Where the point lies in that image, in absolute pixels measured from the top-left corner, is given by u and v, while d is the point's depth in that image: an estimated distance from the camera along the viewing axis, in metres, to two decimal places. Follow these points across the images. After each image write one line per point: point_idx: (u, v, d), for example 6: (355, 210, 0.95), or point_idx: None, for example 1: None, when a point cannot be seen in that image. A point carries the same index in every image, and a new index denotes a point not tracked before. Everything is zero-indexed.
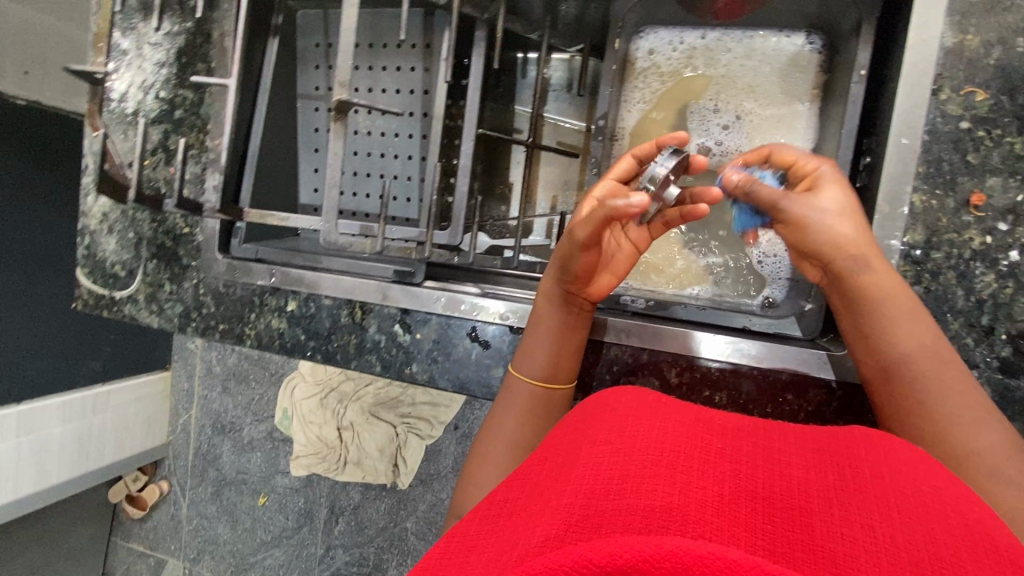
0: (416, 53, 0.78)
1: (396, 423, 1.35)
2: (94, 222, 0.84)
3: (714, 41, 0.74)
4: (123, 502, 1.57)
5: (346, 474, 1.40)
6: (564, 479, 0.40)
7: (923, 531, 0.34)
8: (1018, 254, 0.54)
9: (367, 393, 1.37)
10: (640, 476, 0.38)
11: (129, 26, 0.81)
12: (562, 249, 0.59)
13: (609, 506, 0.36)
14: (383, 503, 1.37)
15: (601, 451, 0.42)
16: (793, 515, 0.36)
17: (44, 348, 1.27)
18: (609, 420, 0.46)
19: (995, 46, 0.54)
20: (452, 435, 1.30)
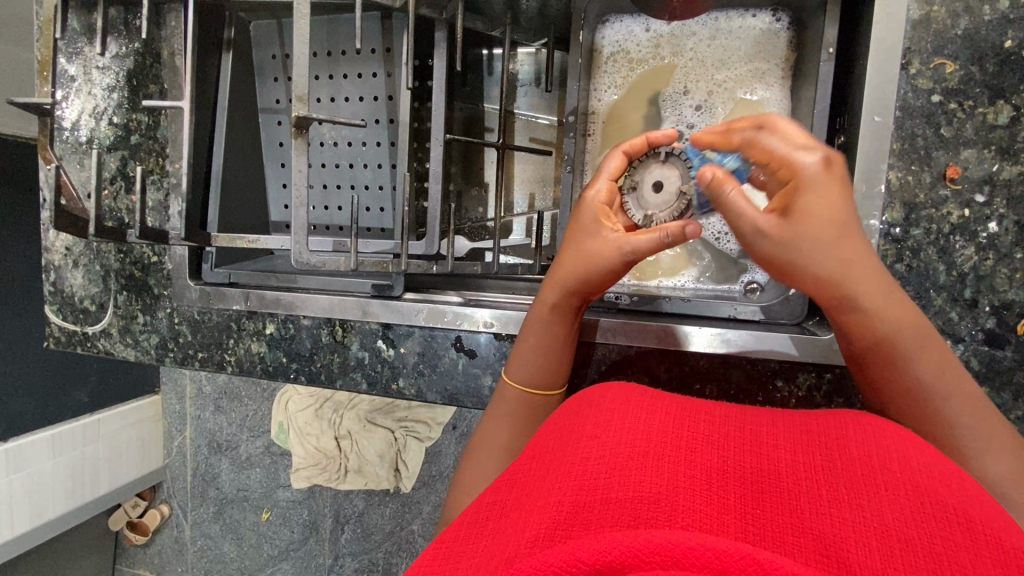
0: (376, 59, 0.75)
1: (394, 428, 1.34)
2: (58, 257, 0.81)
3: (679, 27, 0.71)
4: (125, 529, 1.55)
5: (348, 483, 1.39)
6: (553, 474, 0.40)
7: (913, 506, 0.34)
8: (996, 225, 0.54)
9: (362, 400, 1.36)
10: (628, 468, 0.37)
11: (74, 51, 0.77)
12: (585, 265, 0.56)
13: (597, 500, 0.35)
14: (388, 508, 1.37)
15: (589, 444, 0.41)
16: (782, 498, 0.36)
17: (27, 386, 1.23)
18: (595, 412, 0.45)
19: (962, 16, 0.53)
20: (451, 435, 1.30)
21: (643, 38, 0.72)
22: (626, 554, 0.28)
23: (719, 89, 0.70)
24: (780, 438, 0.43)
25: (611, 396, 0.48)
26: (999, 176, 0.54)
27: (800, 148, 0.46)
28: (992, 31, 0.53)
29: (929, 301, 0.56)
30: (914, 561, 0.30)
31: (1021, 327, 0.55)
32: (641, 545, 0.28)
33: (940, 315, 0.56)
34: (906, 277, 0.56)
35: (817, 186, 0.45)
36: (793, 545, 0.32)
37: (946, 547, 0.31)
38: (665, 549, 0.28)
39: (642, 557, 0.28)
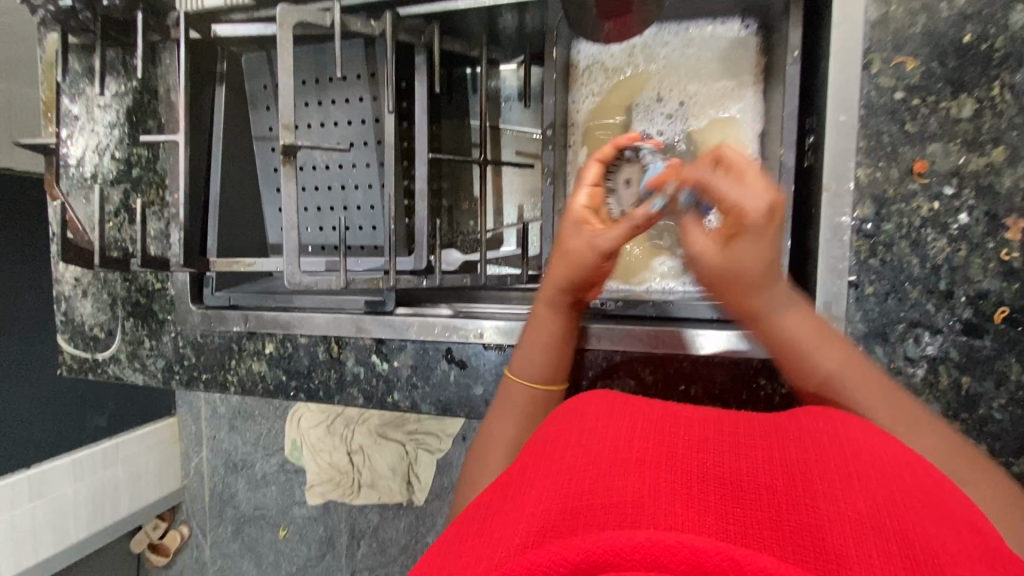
0: (362, 83, 0.78)
1: (405, 441, 1.36)
2: (68, 287, 0.85)
3: (652, 37, 0.73)
4: (147, 551, 1.58)
5: (362, 498, 1.41)
6: (541, 479, 0.41)
7: (889, 503, 0.35)
8: (967, 216, 0.55)
9: (373, 414, 1.38)
10: (612, 473, 0.39)
11: (77, 91, 0.81)
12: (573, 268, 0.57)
13: (583, 503, 0.37)
14: (402, 521, 1.39)
15: (575, 451, 0.43)
16: (764, 491, 0.37)
17: (47, 412, 1.28)
18: (582, 421, 0.47)
19: (920, 14, 0.54)
20: (461, 446, 1.31)
21: (617, 50, 0.74)
22: (610, 554, 0.30)
23: (691, 99, 0.73)
24: (762, 438, 0.44)
25: (598, 405, 0.49)
26: (967, 168, 0.54)
27: (747, 192, 0.47)
28: (950, 27, 0.54)
29: (905, 295, 0.56)
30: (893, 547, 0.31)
31: (998, 315, 0.55)
32: (625, 545, 0.30)
33: (916, 307, 0.56)
34: (880, 271, 0.57)
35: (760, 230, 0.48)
36: (773, 541, 0.33)
37: (919, 540, 0.32)
38: (646, 547, 0.30)
39: (626, 556, 0.29)
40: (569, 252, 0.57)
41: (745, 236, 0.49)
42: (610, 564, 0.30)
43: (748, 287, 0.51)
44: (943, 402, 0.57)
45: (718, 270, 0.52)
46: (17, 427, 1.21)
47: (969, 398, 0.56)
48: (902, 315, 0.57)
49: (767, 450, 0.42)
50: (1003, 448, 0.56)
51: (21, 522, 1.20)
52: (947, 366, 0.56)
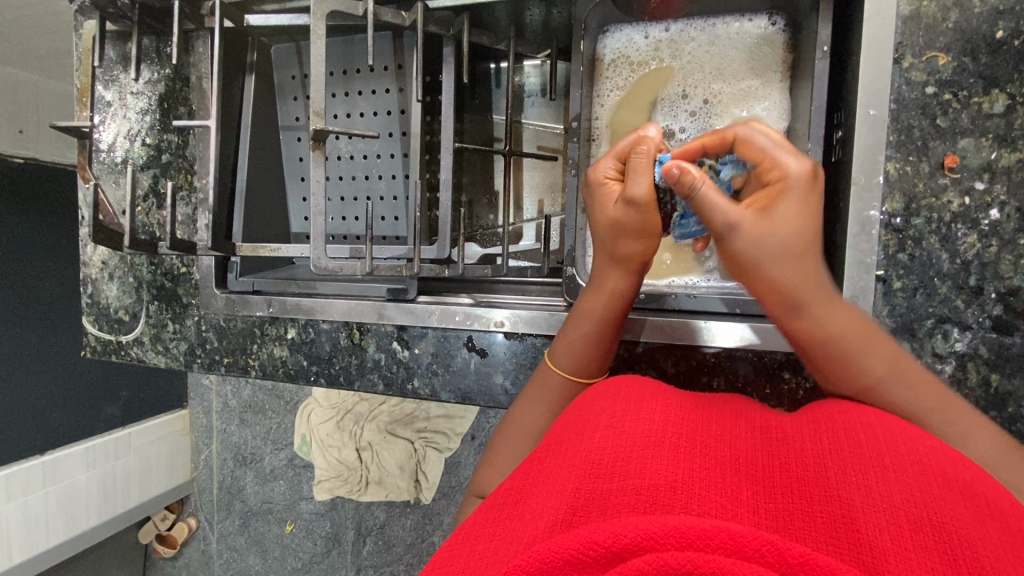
0: (389, 76, 0.79)
1: (413, 439, 1.36)
2: (95, 270, 0.86)
3: (678, 32, 0.74)
4: (154, 542, 1.59)
5: (369, 494, 1.41)
6: (567, 457, 0.41)
7: (926, 491, 0.35)
8: (998, 212, 0.54)
9: (382, 411, 1.38)
10: (642, 456, 0.39)
11: (110, 78, 0.83)
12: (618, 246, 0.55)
13: (613, 488, 0.37)
14: (409, 520, 1.39)
15: (602, 430, 0.42)
16: (798, 483, 0.37)
17: (63, 399, 1.30)
18: (608, 400, 0.46)
19: (952, 9, 0.54)
20: (470, 446, 1.32)
21: (643, 44, 0.75)
22: (644, 540, 0.30)
23: (716, 98, 0.73)
24: (794, 427, 0.43)
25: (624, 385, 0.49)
26: (999, 164, 0.54)
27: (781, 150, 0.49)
28: (983, 23, 0.54)
29: (934, 290, 0.56)
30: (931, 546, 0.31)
31: None
32: (658, 529, 0.30)
33: (945, 303, 0.56)
34: (909, 266, 0.56)
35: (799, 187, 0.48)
36: (807, 528, 0.33)
37: (957, 527, 0.32)
38: (680, 532, 0.29)
39: (660, 540, 0.29)
40: (605, 234, 0.56)
41: (791, 197, 0.47)
42: (642, 548, 0.30)
43: (794, 260, 0.47)
44: (971, 400, 0.56)
45: (769, 250, 0.47)
46: (33, 413, 1.24)
47: (998, 396, 0.56)
48: (930, 311, 0.56)
49: (799, 438, 0.42)
50: None
51: (33, 508, 1.22)
52: (976, 364, 0.56)
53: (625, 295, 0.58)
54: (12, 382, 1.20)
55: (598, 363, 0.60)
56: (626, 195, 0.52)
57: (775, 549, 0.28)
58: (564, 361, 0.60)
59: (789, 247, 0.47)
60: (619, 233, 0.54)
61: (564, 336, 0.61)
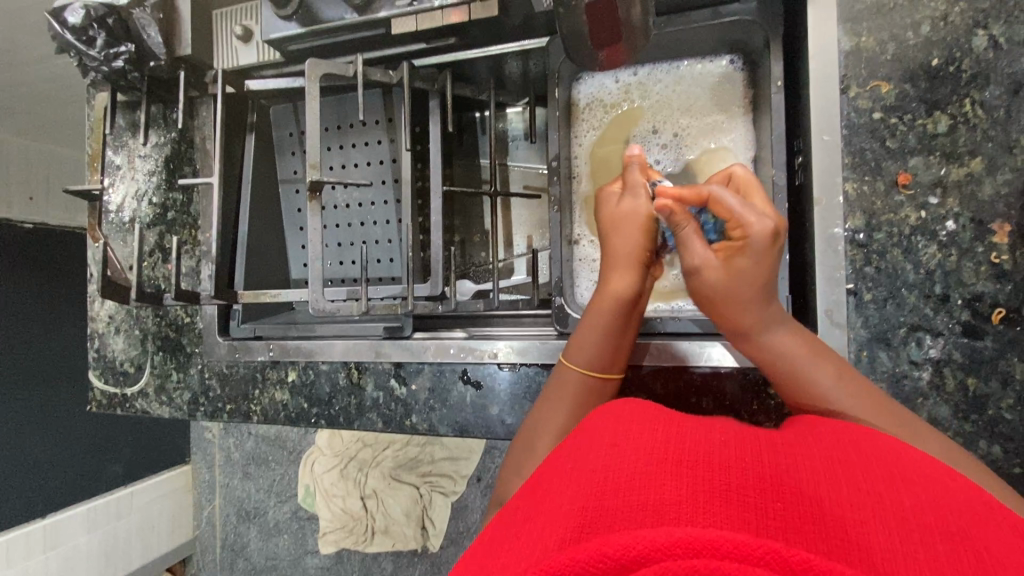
0: (380, 128, 0.84)
1: (419, 484, 1.35)
2: (102, 325, 0.89)
3: (646, 75, 0.80)
4: None
5: (375, 545, 1.38)
6: (573, 469, 0.41)
7: (923, 498, 0.36)
8: (953, 223, 0.58)
9: (386, 456, 1.38)
10: (648, 473, 0.39)
11: (120, 143, 0.88)
12: (630, 246, 0.61)
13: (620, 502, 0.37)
14: (418, 570, 1.36)
15: (609, 445, 0.42)
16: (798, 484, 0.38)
17: (63, 460, 1.30)
18: (615, 420, 0.46)
19: (889, 43, 0.59)
20: (476, 488, 1.31)
21: (614, 87, 0.81)
22: (650, 550, 0.31)
23: (685, 132, 0.79)
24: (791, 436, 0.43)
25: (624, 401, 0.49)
26: (949, 179, 0.58)
27: (753, 216, 0.53)
28: (919, 53, 0.59)
29: (902, 300, 0.59)
30: (932, 545, 0.32)
31: (995, 316, 0.57)
32: (664, 539, 0.31)
33: (915, 312, 0.58)
34: (877, 278, 0.59)
35: (760, 250, 0.53)
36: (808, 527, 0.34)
37: (950, 529, 0.33)
38: (685, 542, 0.31)
39: (667, 550, 0.31)
40: (611, 230, 0.63)
41: (750, 253, 0.54)
42: (649, 557, 0.31)
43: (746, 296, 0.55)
44: (952, 405, 0.58)
45: (720, 288, 0.55)
46: (33, 475, 1.24)
47: (977, 399, 0.57)
48: (902, 319, 0.59)
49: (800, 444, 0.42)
50: (1016, 448, 0.57)
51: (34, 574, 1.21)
52: (951, 369, 0.58)
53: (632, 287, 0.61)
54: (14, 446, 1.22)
55: (612, 352, 0.62)
56: (629, 194, 0.63)
57: (778, 555, 0.30)
58: (582, 357, 0.62)
59: (733, 295, 0.55)
60: (619, 226, 0.62)
61: (579, 335, 0.63)
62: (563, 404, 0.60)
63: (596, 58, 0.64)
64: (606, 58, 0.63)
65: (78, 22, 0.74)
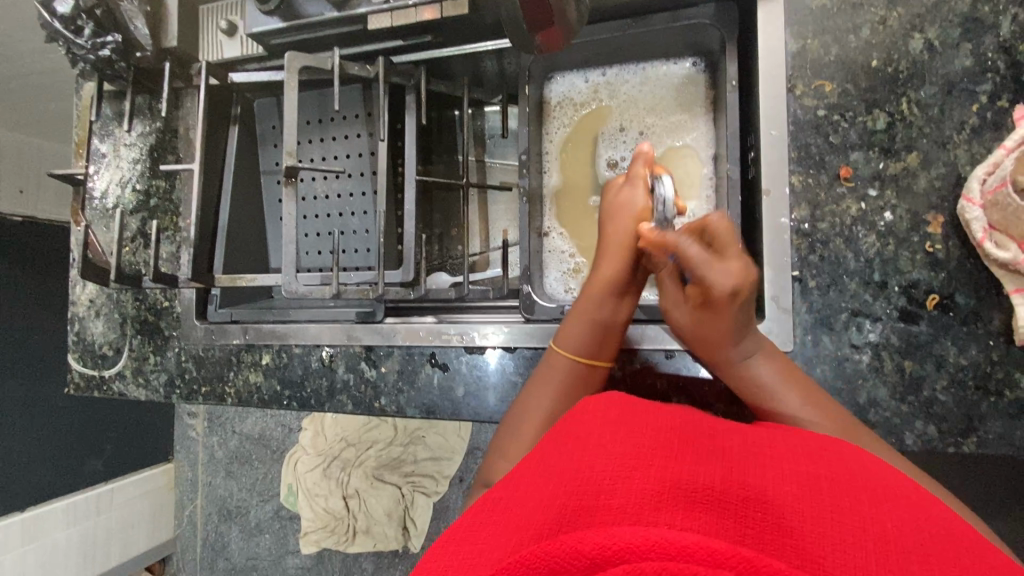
0: (359, 122, 0.87)
1: (401, 484, 1.36)
2: (83, 309, 0.91)
3: (614, 76, 0.84)
4: None
5: (357, 545, 1.39)
6: (556, 475, 0.42)
7: (906, 522, 0.36)
8: (891, 214, 0.61)
9: (369, 457, 1.39)
10: (630, 474, 0.39)
11: (106, 132, 0.91)
12: (621, 231, 0.65)
13: (600, 501, 0.37)
14: (398, 570, 1.37)
15: (595, 454, 0.42)
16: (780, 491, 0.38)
17: (42, 455, 1.30)
18: (606, 422, 0.47)
19: (832, 45, 0.63)
20: (458, 489, 1.32)
21: (584, 87, 0.85)
22: (624, 550, 0.31)
23: (650, 130, 0.83)
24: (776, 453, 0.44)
25: (609, 409, 0.49)
26: (887, 172, 0.61)
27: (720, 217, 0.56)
28: (860, 55, 0.63)
29: (844, 286, 0.62)
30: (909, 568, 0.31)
31: (929, 302, 0.60)
32: (638, 541, 0.32)
33: (855, 298, 0.61)
34: (820, 266, 0.62)
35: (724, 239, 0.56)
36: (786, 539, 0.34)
37: (928, 554, 0.33)
38: (660, 546, 0.31)
39: (640, 552, 0.31)
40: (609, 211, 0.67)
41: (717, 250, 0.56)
42: (621, 558, 0.31)
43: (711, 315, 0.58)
44: (889, 387, 0.60)
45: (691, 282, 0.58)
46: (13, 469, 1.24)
47: (913, 381, 0.60)
48: (843, 305, 0.62)
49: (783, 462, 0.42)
50: (950, 428, 0.59)
51: (10, 567, 1.21)
52: (889, 352, 0.61)
53: (622, 278, 0.65)
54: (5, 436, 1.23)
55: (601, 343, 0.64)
56: (630, 184, 0.66)
57: (749, 563, 0.30)
58: (572, 343, 0.64)
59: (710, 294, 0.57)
60: (614, 215, 0.66)
61: (572, 320, 0.65)
62: (550, 390, 0.63)
63: (534, 41, 0.67)
64: (543, 40, 0.66)
65: (67, 13, 0.77)
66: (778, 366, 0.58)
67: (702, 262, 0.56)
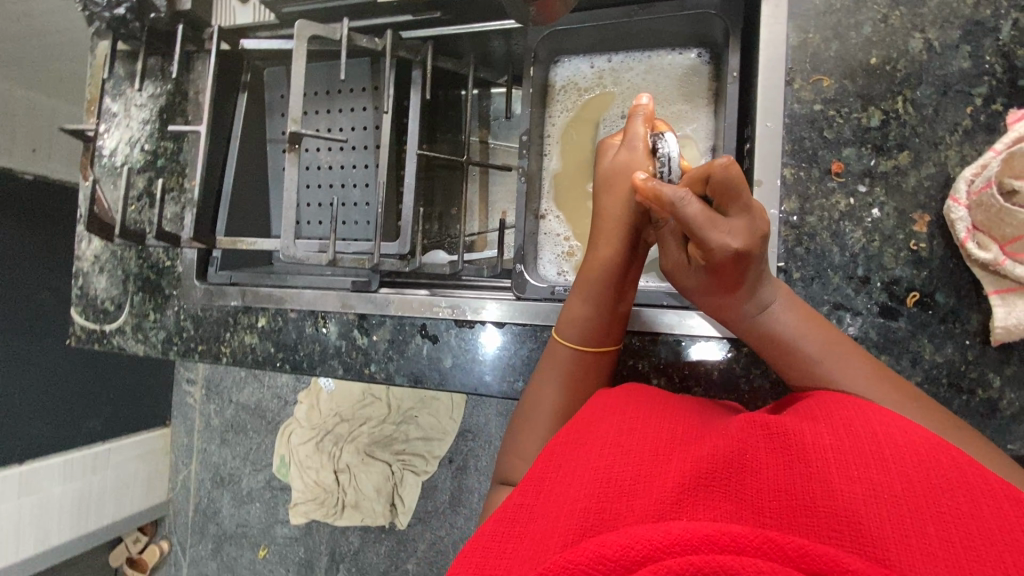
0: (366, 95, 0.89)
1: (391, 462, 1.39)
2: (87, 264, 0.93)
3: (619, 63, 0.85)
4: (124, 565, 1.58)
5: (345, 519, 1.41)
6: (574, 470, 0.43)
7: (924, 475, 0.36)
8: (878, 211, 0.62)
9: (361, 433, 1.42)
10: (649, 473, 0.41)
11: (118, 92, 0.93)
12: (619, 200, 0.64)
13: (623, 502, 0.39)
14: (383, 546, 1.38)
15: (610, 449, 0.44)
16: (797, 459, 0.39)
17: (42, 411, 1.31)
18: (617, 417, 0.48)
19: (833, 41, 0.64)
20: (447, 470, 1.35)
21: (589, 73, 0.86)
22: (650, 550, 0.33)
23: None
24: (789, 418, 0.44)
25: (623, 406, 0.50)
26: (877, 170, 0.62)
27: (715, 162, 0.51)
28: (859, 52, 0.63)
29: (828, 279, 0.63)
30: (928, 529, 0.32)
31: (910, 300, 0.61)
32: (662, 538, 0.34)
33: (838, 292, 0.62)
34: (806, 258, 0.63)
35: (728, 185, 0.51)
36: (809, 516, 0.35)
37: (946, 509, 0.34)
38: (684, 541, 0.33)
39: (667, 549, 0.33)
40: (607, 178, 0.66)
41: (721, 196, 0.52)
42: (648, 557, 0.33)
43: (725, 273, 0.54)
44: None
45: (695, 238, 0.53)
46: (15, 423, 1.26)
47: None
48: (826, 298, 0.63)
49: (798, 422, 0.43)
50: None
51: (5, 518, 1.23)
52: (868, 346, 0.62)
53: (622, 259, 0.63)
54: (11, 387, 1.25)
55: (604, 327, 0.64)
56: (626, 145, 0.65)
57: (774, 544, 0.32)
58: (573, 334, 0.64)
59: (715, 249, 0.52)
60: (614, 182, 0.64)
61: (571, 308, 0.65)
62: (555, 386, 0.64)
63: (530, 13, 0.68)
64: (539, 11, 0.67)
65: None
66: (795, 314, 0.57)
67: (702, 222, 0.52)
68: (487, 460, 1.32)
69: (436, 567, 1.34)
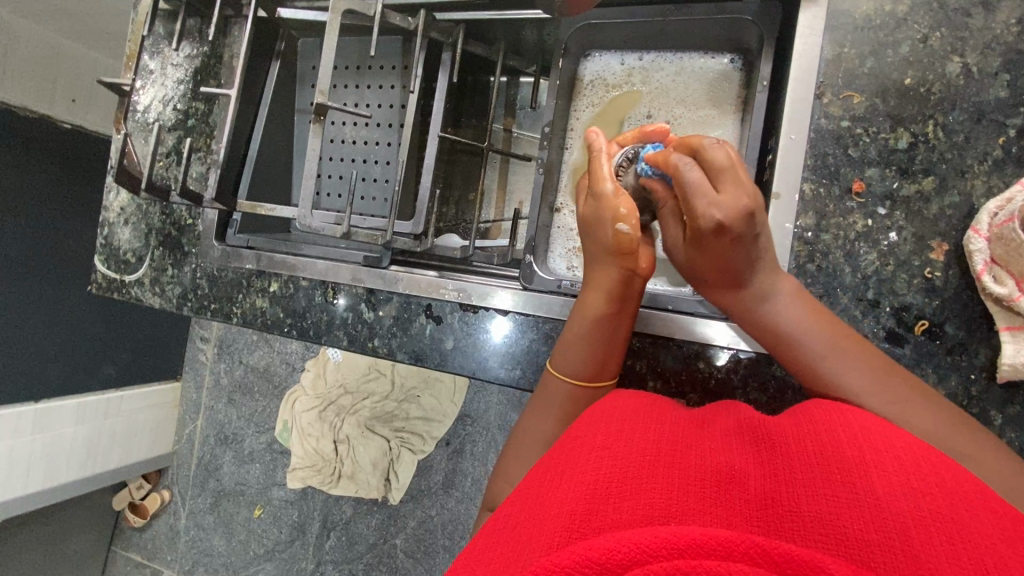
0: (395, 73, 0.89)
1: (390, 438, 1.41)
2: (114, 215, 0.96)
3: (650, 62, 0.84)
4: (126, 510, 1.64)
5: (340, 488, 1.45)
6: (564, 477, 0.42)
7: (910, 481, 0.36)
8: (896, 235, 0.61)
9: (364, 406, 1.45)
10: (638, 476, 0.40)
11: (157, 50, 0.95)
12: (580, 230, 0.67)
13: (610, 505, 0.38)
14: (374, 518, 1.41)
15: (599, 452, 0.43)
16: (786, 478, 0.38)
17: (60, 354, 1.36)
18: (606, 420, 0.46)
19: (868, 57, 0.63)
20: (443, 451, 1.37)
21: (619, 69, 0.85)
22: (634, 551, 0.32)
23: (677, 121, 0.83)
24: (782, 426, 0.43)
25: (615, 406, 0.48)
26: (899, 193, 0.61)
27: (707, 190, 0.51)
28: (894, 71, 0.62)
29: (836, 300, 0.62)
30: (917, 535, 0.32)
31: (918, 327, 0.60)
32: (649, 541, 0.32)
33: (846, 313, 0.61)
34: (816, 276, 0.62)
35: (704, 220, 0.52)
36: (794, 528, 0.35)
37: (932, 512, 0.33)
38: (669, 543, 0.31)
39: (651, 552, 0.31)
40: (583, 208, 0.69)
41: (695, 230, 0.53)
42: (636, 561, 0.31)
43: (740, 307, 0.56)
44: None
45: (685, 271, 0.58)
46: (35, 363, 1.31)
47: None
48: None
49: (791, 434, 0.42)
50: None
51: (17, 454, 1.27)
52: None
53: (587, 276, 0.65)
54: (34, 329, 1.30)
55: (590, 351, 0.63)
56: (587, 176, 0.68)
57: (760, 549, 0.30)
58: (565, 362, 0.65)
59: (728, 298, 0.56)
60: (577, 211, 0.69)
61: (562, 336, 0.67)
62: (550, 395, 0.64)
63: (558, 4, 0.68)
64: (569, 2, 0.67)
65: None
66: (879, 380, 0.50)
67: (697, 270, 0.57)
68: (483, 446, 1.33)
69: (423, 545, 1.36)
